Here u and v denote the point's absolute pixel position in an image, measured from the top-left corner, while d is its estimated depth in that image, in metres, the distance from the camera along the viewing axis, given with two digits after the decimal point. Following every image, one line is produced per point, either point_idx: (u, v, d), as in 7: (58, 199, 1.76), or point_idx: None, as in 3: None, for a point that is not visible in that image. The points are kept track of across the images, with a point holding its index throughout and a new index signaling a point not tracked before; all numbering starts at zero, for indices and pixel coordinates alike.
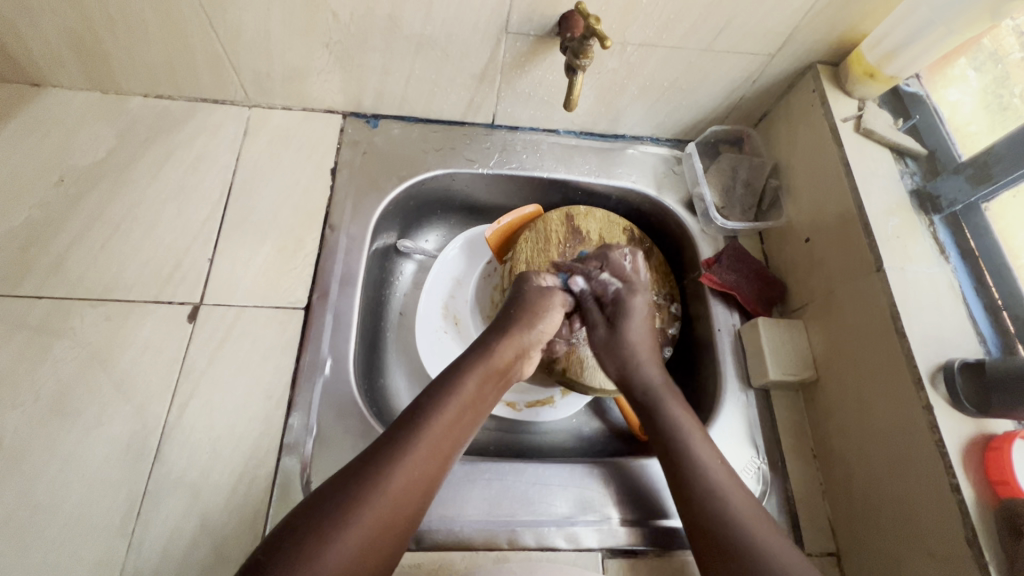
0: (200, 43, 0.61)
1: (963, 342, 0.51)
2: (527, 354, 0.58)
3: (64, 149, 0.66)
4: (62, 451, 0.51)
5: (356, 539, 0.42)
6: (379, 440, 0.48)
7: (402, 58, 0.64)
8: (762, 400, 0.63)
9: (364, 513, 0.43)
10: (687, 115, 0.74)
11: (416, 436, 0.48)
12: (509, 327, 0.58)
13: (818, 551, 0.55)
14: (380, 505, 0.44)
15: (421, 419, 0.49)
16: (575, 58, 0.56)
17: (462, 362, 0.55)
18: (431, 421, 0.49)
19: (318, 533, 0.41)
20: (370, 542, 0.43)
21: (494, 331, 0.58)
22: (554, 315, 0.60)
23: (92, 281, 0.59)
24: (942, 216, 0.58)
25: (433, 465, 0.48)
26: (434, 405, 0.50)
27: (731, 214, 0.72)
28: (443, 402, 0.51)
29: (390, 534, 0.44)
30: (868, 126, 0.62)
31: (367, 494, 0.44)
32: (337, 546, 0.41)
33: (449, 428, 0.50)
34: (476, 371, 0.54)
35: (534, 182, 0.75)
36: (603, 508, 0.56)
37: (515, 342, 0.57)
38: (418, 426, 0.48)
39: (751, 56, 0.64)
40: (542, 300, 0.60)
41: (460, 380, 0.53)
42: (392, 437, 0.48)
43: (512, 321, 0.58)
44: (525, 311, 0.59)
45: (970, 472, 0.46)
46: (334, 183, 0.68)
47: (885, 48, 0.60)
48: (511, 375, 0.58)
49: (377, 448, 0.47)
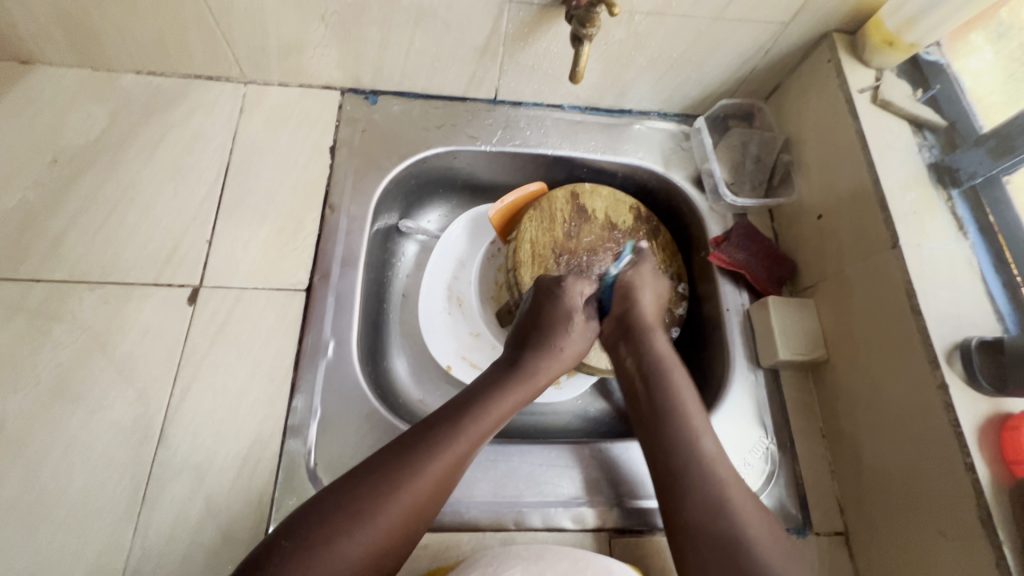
0: (191, 16, 0.59)
1: (979, 321, 0.50)
2: (559, 363, 0.57)
3: (57, 129, 0.64)
4: (65, 435, 0.51)
5: (371, 539, 0.42)
6: (400, 441, 0.47)
7: (401, 30, 0.61)
8: (771, 379, 0.62)
9: (378, 516, 0.42)
10: (696, 88, 0.71)
11: (423, 470, 0.45)
12: (547, 336, 0.57)
13: (827, 532, 0.55)
14: (396, 509, 0.43)
15: (433, 448, 0.46)
16: (581, 27, 0.54)
17: (502, 375, 0.55)
18: (463, 433, 0.48)
19: (330, 532, 0.41)
20: (379, 542, 0.42)
21: (533, 347, 0.57)
22: (575, 337, 0.59)
23: (90, 264, 0.58)
24: (961, 190, 0.56)
25: (432, 498, 0.46)
26: (450, 433, 0.48)
27: (741, 190, 0.70)
28: (477, 417, 0.50)
29: (404, 536, 0.44)
30: (885, 97, 0.60)
31: (383, 494, 0.43)
32: (347, 545, 0.41)
33: (480, 441, 0.49)
34: (514, 386, 0.54)
35: (538, 159, 0.73)
36: (606, 490, 0.56)
37: (544, 366, 0.56)
38: (428, 456, 0.46)
39: (765, 24, 0.62)
40: (567, 320, 0.58)
41: (487, 407, 0.51)
42: (417, 441, 0.47)
43: (549, 332, 0.57)
44: (560, 316, 0.58)
45: (984, 452, 0.45)
46: (334, 162, 0.67)
47: (905, 14, 0.57)
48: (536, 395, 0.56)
49: (395, 452, 0.46)
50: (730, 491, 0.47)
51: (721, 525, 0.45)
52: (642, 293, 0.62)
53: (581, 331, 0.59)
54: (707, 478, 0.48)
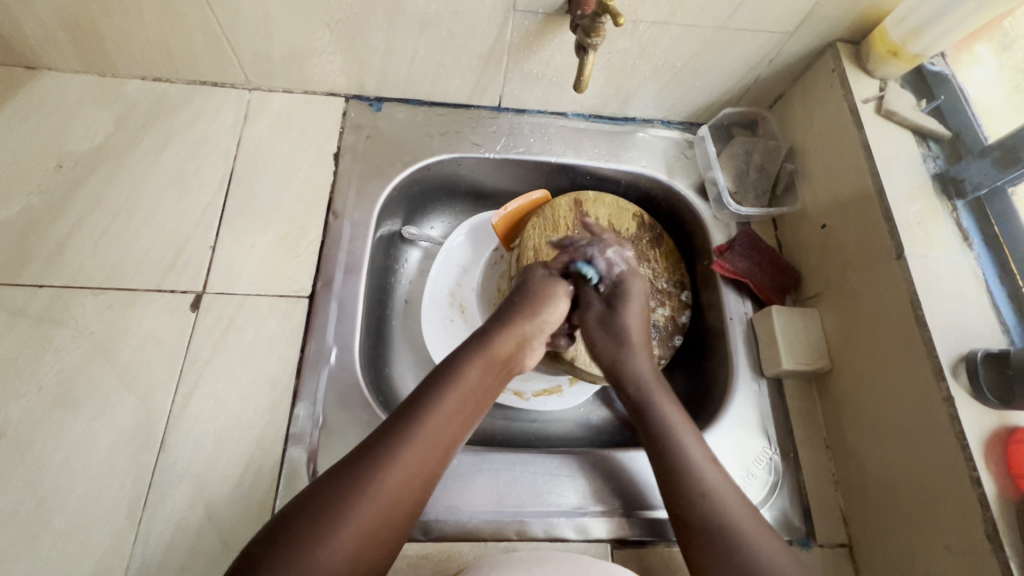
0: (197, 23, 0.59)
1: (985, 333, 0.50)
2: (528, 343, 0.55)
3: (61, 134, 0.64)
4: (67, 441, 0.51)
5: (355, 532, 0.40)
6: (372, 436, 0.45)
7: (406, 38, 0.61)
8: (775, 389, 0.62)
9: (358, 509, 0.41)
10: (700, 96, 0.71)
11: (386, 468, 0.43)
12: (509, 316, 0.55)
13: (831, 543, 0.55)
14: (376, 501, 0.42)
15: (394, 444, 0.44)
16: (586, 36, 0.54)
17: (462, 353, 0.52)
18: (433, 419, 0.46)
19: (316, 533, 0.39)
20: (369, 537, 0.41)
21: (496, 321, 0.55)
22: (556, 308, 0.57)
23: (94, 269, 0.58)
24: (966, 202, 0.56)
25: (408, 494, 0.44)
26: (410, 425, 0.45)
27: (746, 200, 0.69)
28: (435, 403, 0.47)
29: (392, 527, 0.42)
30: (890, 108, 0.59)
31: (361, 489, 0.42)
32: (333, 544, 0.39)
33: (446, 424, 0.47)
34: (474, 365, 0.51)
35: (542, 166, 0.73)
36: (615, 500, 0.55)
37: (517, 333, 0.54)
38: (389, 455, 0.44)
39: (769, 34, 0.62)
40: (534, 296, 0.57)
41: (447, 392, 0.48)
42: (385, 433, 0.45)
43: (514, 311, 0.55)
44: (525, 299, 0.56)
45: (991, 466, 0.45)
46: (337, 168, 0.67)
47: (909, 25, 0.57)
48: (513, 366, 0.55)
49: (366, 450, 0.44)
50: (737, 528, 0.45)
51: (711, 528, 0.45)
52: (631, 304, 0.59)
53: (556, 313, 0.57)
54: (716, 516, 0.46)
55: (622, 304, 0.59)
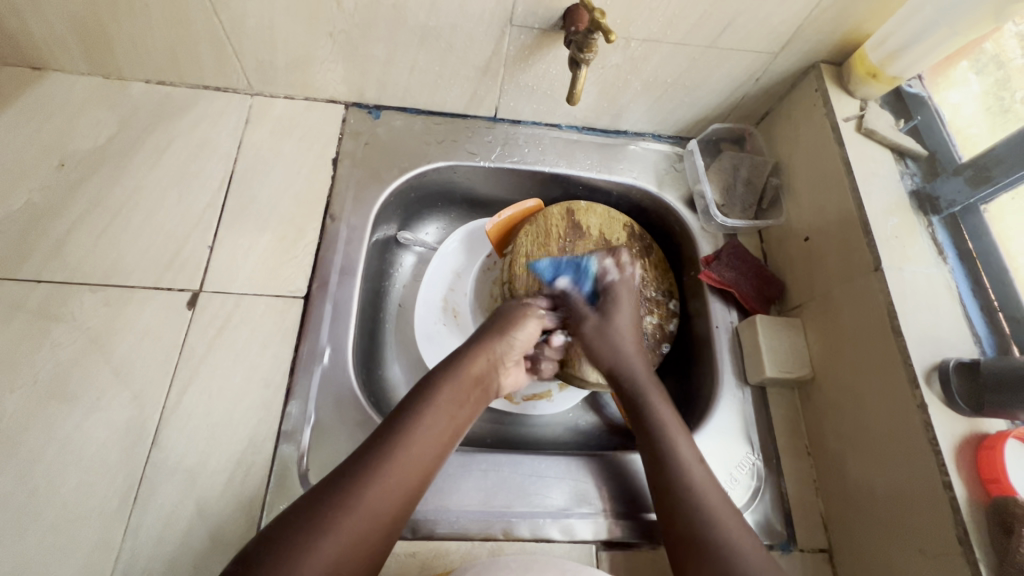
0: (203, 29, 0.61)
1: (958, 343, 0.51)
2: (500, 363, 0.57)
3: (66, 134, 0.65)
4: (60, 434, 0.51)
5: (339, 547, 0.41)
6: (354, 455, 0.47)
7: (406, 48, 0.63)
8: (758, 397, 0.63)
9: (344, 524, 0.42)
10: (691, 112, 0.74)
11: (360, 492, 0.44)
12: (481, 339, 0.57)
13: (810, 548, 0.56)
14: (356, 519, 0.43)
15: (368, 468, 0.45)
16: (579, 52, 0.56)
17: (433, 379, 0.53)
18: (409, 440, 0.48)
19: (301, 549, 0.40)
20: (352, 550, 0.42)
21: (467, 345, 0.57)
22: (527, 328, 0.59)
23: (92, 266, 0.59)
24: (942, 217, 0.58)
25: (385, 513, 0.44)
26: (382, 452, 0.46)
27: (731, 212, 0.72)
28: (406, 429, 0.48)
29: (371, 546, 0.43)
30: (869, 126, 0.62)
31: (344, 507, 0.43)
32: (318, 556, 0.40)
33: (420, 447, 0.48)
34: (445, 388, 0.52)
35: (536, 176, 0.75)
36: (610, 500, 0.57)
37: (488, 354, 0.56)
38: (361, 481, 0.44)
39: (755, 54, 0.64)
40: (506, 320, 0.58)
41: (418, 416, 0.49)
42: (366, 451, 0.47)
43: (484, 335, 0.57)
44: (497, 321, 0.58)
45: (962, 471, 0.46)
46: (336, 173, 0.68)
47: (888, 48, 0.60)
48: (489, 386, 0.57)
49: (343, 471, 0.45)
50: (733, 542, 0.46)
51: (700, 537, 0.46)
52: (621, 313, 0.63)
53: (526, 331, 0.58)
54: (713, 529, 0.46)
55: (612, 310, 0.63)
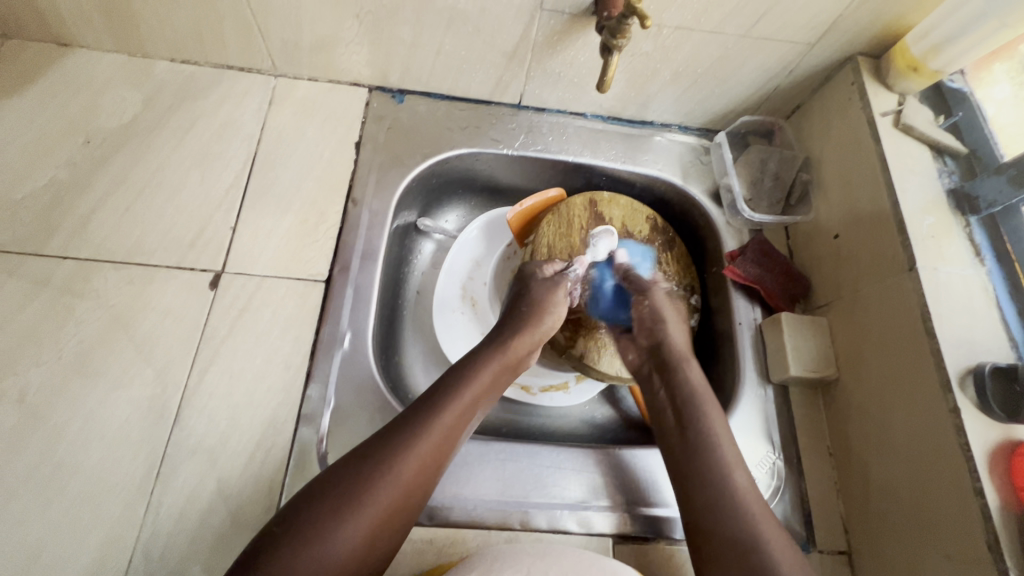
0: (228, 8, 0.60)
1: (993, 348, 0.50)
2: (535, 348, 0.58)
3: (91, 111, 0.65)
4: (84, 410, 0.52)
5: (365, 520, 0.41)
6: (391, 425, 0.47)
7: (432, 31, 0.62)
8: (780, 395, 0.62)
9: (376, 496, 0.42)
10: (720, 103, 0.72)
11: (394, 465, 0.44)
12: (523, 320, 0.57)
13: (830, 549, 0.55)
14: (388, 493, 0.43)
15: (405, 440, 0.45)
16: (612, 37, 0.54)
17: (474, 359, 0.54)
18: (446, 415, 0.48)
19: (331, 518, 0.41)
20: (380, 521, 0.42)
21: (507, 325, 0.57)
22: (560, 308, 0.60)
23: (116, 243, 0.59)
24: (980, 218, 0.56)
25: (418, 488, 0.45)
26: (421, 425, 0.47)
27: (758, 206, 0.71)
28: (445, 406, 0.48)
29: (400, 519, 0.44)
30: (907, 122, 0.60)
31: (377, 479, 0.43)
32: (351, 527, 0.41)
33: (458, 424, 0.49)
34: (485, 368, 0.53)
35: (559, 165, 0.74)
36: (627, 494, 0.56)
37: (529, 338, 0.57)
38: (399, 454, 0.44)
39: (791, 44, 0.62)
40: (546, 299, 0.59)
41: (459, 392, 0.50)
42: (400, 425, 0.47)
43: (528, 317, 0.57)
44: (541, 300, 0.59)
45: (995, 478, 0.45)
46: (358, 157, 0.68)
47: (930, 41, 0.58)
48: (520, 369, 0.58)
49: (379, 441, 0.45)
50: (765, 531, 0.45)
51: (732, 526, 0.45)
52: (666, 316, 0.61)
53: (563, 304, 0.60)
54: (742, 516, 0.46)
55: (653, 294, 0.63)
